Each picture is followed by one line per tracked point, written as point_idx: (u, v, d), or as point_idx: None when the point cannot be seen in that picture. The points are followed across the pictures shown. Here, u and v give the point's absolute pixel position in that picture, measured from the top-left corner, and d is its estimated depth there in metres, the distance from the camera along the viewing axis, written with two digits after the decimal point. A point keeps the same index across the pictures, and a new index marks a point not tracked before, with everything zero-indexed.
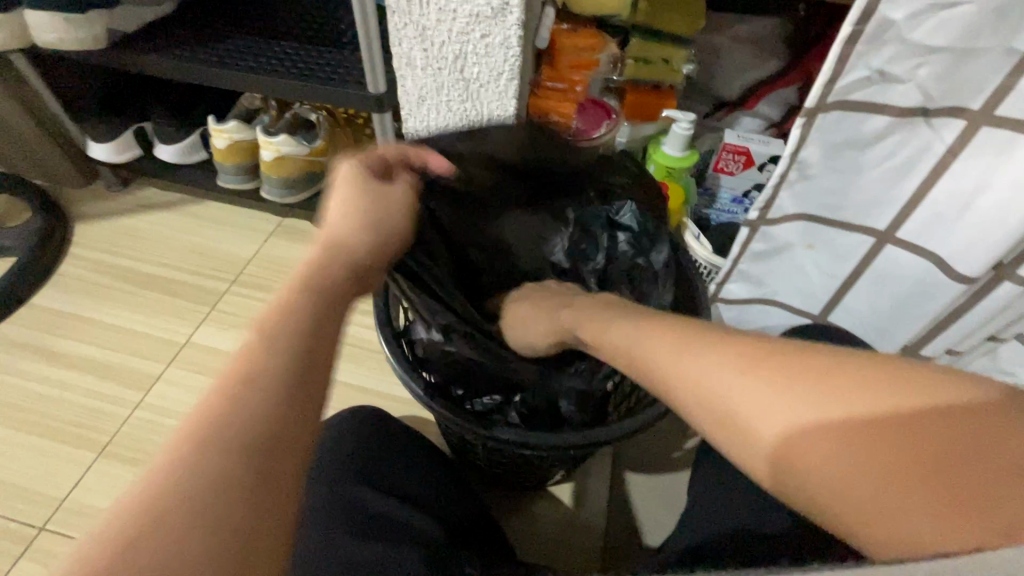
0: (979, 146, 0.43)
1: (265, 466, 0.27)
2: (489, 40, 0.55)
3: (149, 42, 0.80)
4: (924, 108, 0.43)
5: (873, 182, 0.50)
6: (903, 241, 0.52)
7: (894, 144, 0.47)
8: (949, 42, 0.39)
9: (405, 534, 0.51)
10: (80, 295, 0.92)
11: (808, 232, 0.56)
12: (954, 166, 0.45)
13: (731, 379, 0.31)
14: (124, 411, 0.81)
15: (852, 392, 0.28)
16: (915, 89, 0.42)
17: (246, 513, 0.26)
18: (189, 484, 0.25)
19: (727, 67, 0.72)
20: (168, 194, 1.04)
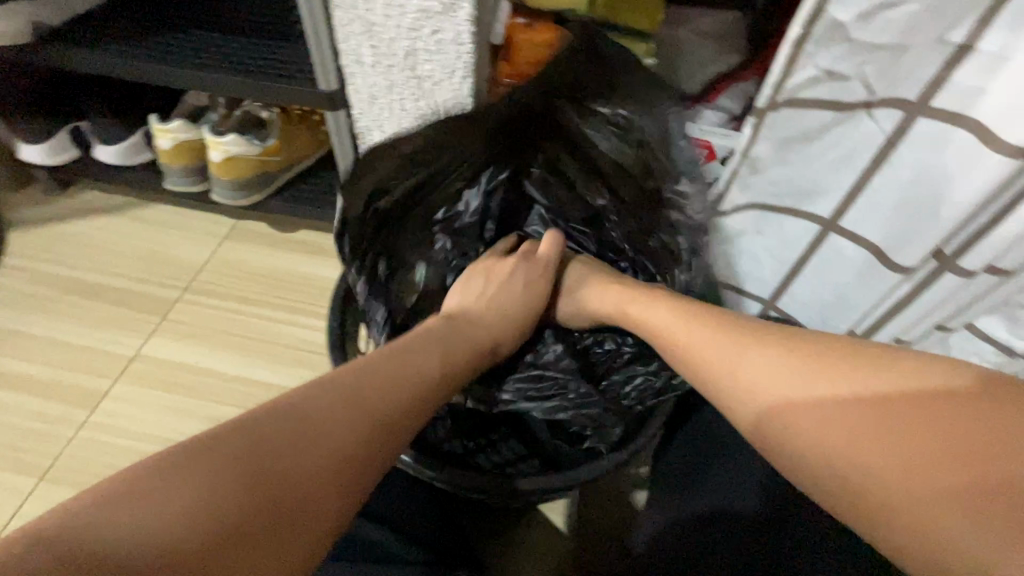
0: (915, 136, 0.47)
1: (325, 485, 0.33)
2: (440, 36, 0.51)
3: (83, 37, 0.75)
4: (868, 102, 0.48)
5: (817, 171, 0.54)
6: (846, 230, 0.55)
7: (838, 136, 0.51)
8: (894, 40, 0.44)
9: (378, 553, 0.49)
10: (14, 309, 0.86)
11: (760, 220, 0.61)
12: (893, 155, 0.49)
13: (772, 367, 0.37)
14: (67, 432, 0.76)
15: (870, 381, 0.33)
16: (860, 83, 0.47)
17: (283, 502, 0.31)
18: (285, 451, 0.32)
19: (689, 61, 0.76)
20: (113, 199, 0.98)
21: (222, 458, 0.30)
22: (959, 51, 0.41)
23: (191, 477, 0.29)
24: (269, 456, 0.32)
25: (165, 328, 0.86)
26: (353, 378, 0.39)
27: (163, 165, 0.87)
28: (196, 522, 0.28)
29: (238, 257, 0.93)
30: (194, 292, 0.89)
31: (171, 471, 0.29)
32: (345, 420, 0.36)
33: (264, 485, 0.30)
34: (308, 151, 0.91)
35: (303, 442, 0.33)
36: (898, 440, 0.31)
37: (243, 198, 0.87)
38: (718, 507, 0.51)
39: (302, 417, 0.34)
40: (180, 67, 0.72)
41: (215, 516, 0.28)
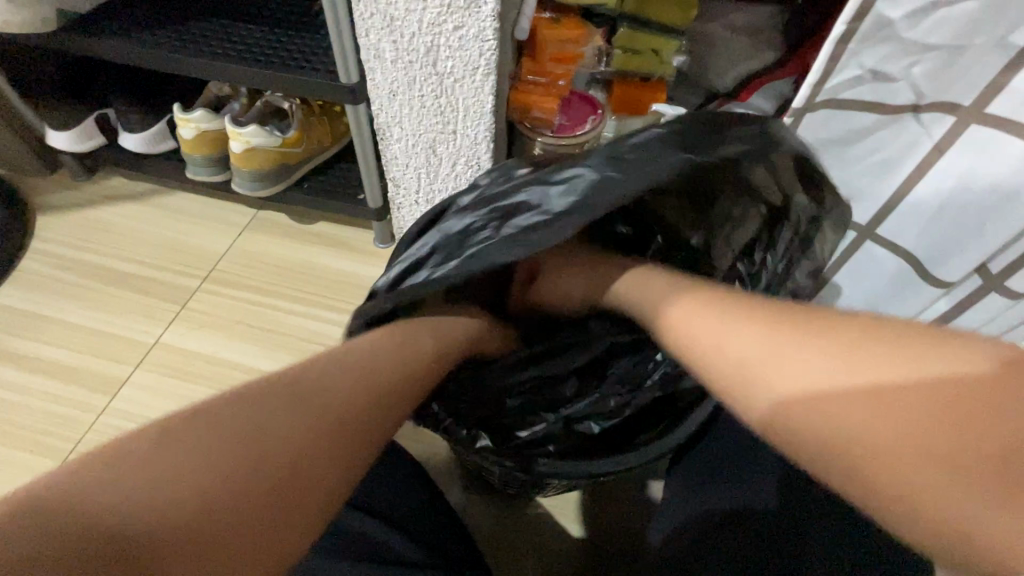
0: (965, 144, 0.43)
1: (293, 482, 0.32)
2: (462, 31, 0.49)
3: (108, 25, 0.75)
4: (915, 106, 0.44)
5: (858, 176, 0.50)
6: (884, 237, 0.53)
7: (883, 139, 0.47)
8: (946, 39, 0.40)
9: (375, 553, 0.49)
10: (41, 293, 0.88)
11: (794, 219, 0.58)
12: (940, 162, 0.45)
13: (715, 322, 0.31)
14: (89, 416, 0.78)
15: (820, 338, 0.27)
16: (907, 88, 0.43)
17: (242, 500, 0.31)
18: (240, 429, 0.32)
19: (721, 57, 0.72)
20: (137, 185, 1.00)
21: (191, 431, 0.32)
22: (1021, 53, 0.38)
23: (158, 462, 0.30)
24: (236, 447, 0.32)
25: (183, 317, 0.86)
26: (304, 380, 0.36)
27: (185, 155, 0.88)
28: (167, 498, 0.29)
29: (256, 247, 0.94)
30: (213, 281, 0.90)
31: (110, 467, 0.29)
32: (307, 421, 0.34)
33: (225, 486, 0.30)
34: (327, 143, 0.91)
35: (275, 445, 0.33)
36: (837, 418, 0.24)
37: (262, 189, 0.87)
38: (735, 508, 0.49)
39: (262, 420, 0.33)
40: (203, 58, 0.71)
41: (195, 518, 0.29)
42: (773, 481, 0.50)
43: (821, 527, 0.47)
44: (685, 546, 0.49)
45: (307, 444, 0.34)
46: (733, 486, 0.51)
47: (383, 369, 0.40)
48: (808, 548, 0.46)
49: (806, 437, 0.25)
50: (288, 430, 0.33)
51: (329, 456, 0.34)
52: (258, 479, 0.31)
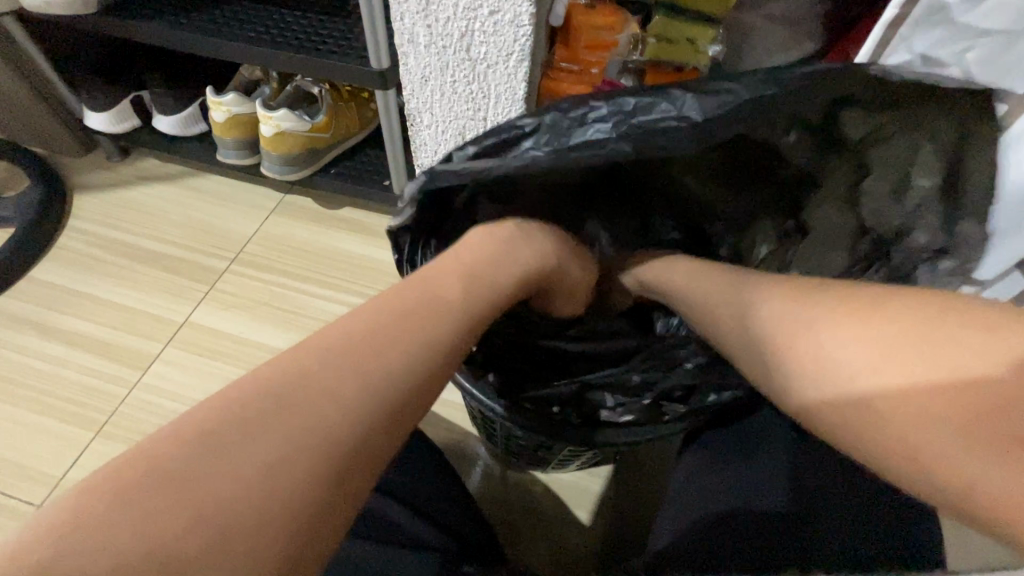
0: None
1: (335, 477, 0.29)
2: (498, 17, 0.49)
3: (145, 8, 0.77)
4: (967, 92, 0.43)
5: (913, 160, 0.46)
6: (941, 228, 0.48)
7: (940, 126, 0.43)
8: (1000, 25, 0.38)
9: (393, 533, 0.49)
10: (76, 270, 0.91)
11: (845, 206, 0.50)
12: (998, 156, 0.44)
13: (815, 322, 0.34)
14: (121, 390, 0.81)
15: (956, 346, 0.29)
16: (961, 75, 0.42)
17: (277, 507, 0.27)
18: (254, 441, 0.28)
19: (758, 49, 0.70)
20: (169, 167, 1.02)
21: (186, 452, 0.27)
22: None
23: (197, 479, 0.26)
24: (247, 472, 0.27)
25: (213, 297, 0.88)
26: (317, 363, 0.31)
27: (217, 137, 0.89)
28: (160, 536, 0.25)
29: (283, 231, 0.95)
30: (241, 263, 0.92)
31: (122, 494, 0.25)
32: (326, 401, 0.30)
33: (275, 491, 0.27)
34: (355, 130, 0.91)
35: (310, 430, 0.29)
36: (903, 399, 0.29)
37: (291, 172, 0.88)
38: (743, 503, 0.48)
39: (296, 402, 0.29)
40: (236, 41, 0.72)
41: (249, 517, 0.26)
42: (783, 477, 0.49)
43: (829, 527, 0.46)
44: (696, 540, 0.47)
45: (336, 424, 0.29)
46: (745, 479, 0.50)
47: (421, 302, 0.36)
48: (814, 540, 0.45)
49: (871, 420, 0.30)
50: (302, 404, 0.29)
51: (363, 432, 0.30)
52: (311, 456, 0.28)
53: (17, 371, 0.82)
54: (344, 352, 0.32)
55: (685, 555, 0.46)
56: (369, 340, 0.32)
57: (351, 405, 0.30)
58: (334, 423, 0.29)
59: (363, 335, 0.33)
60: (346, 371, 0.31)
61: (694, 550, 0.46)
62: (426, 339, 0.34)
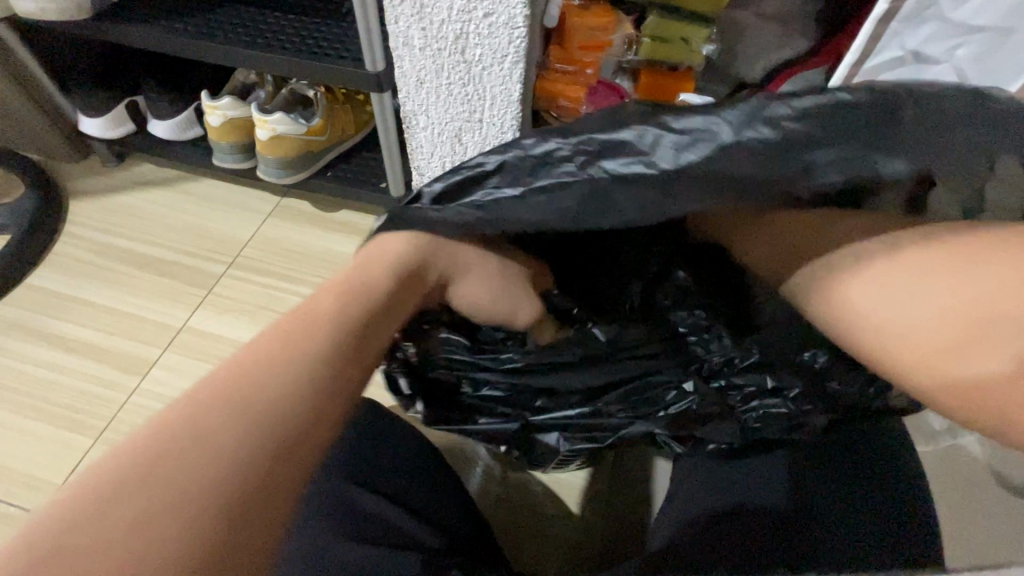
0: None
1: (274, 470, 0.27)
2: (492, 19, 0.49)
3: (139, 13, 0.77)
4: (960, 88, 0.42)
5: None
6: None
7: None
8: (992, 22, 0.39)
9: (397, 535, 0.50)
10: (74, 277, 0.91)
11: None
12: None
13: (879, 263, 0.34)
14: (120, 396, 0.80)
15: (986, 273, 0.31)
16: (951, 70, 0.41)
17: (214, 524, 0.25)
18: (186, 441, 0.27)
19: (752, 46, 0.69)
20: (165, 172, 1.01)
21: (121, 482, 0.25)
22: None
23: (111, 506, 0.25)
24: (182, 481, 0.26)
25: (210, 301, 0.88)
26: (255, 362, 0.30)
27: (212, 142, 0.89)
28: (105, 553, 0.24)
29: (280, 234, 0.95)
30: (238, 267, 0.91)
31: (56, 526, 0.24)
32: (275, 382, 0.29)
33: (194, 514, 0.25)
34: (350, 132, 0.91)
35: (200, 463, 0.26)
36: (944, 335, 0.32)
37: (286, 176, 0.88)
38: (746, 500, 0.49)
39: (235, 396, 0.28)
40: (230, 45, 0.72)
41: (182, 528, 0.25)
42: (784, 473, 0.50)
43: (828, 526, 0.47)
44: (697, 533, 0.48)
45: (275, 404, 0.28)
46: (746, 474, 0.51)
47: (366, 283, 0.35)
48: (816, 539, 0.46)
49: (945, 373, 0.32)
50: (246, 399, 0.28)
51: (293, 428, 0.28)
52: (249, 446, 0.27)
53: (14, 378, 0.81)
54: (283, 343, 0.30)
55: (691, 550, 0.46)
56: (308, 328, 0.31)
57: (285, 384, 0.29)
58: (278, 404, 0.28)
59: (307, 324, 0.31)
60: (275, 372, 0.29)
61: (695, 539, 0.47)
62: (348, 322, 0.32)
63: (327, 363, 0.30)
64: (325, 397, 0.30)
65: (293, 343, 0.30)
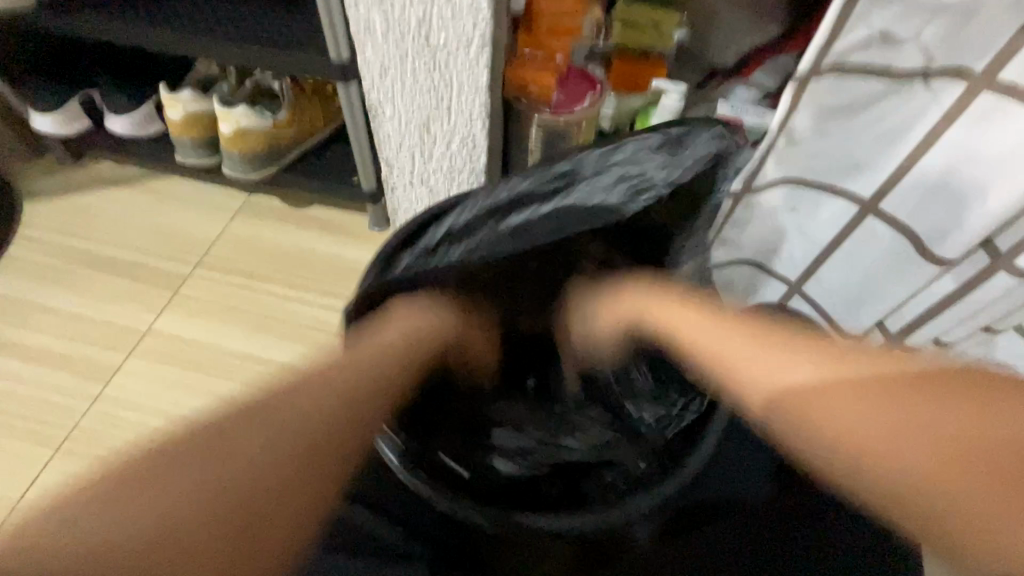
0: (976, 113, 0.39)
1: (315, 453, 0.36)
2: (455, 1, 0.47)
3: (88, 1, 0.73)
4: (925, 71, 0.40)
5: (863, 140, 0.46)
6: (886, 213, 0.48)
7: (890, 106, 0.43)
8: (958, 0, 0.36)
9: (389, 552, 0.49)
10: (29, 281, 0.87)
11: (792, 197, 0.52)
12: (949, 131, 0.41)
13: (805, 374, 0.36)
14: (82, 404, 0.77)
15: (867, 381, 0.34)
16: (919, 54, 0.40)
17: (270, 484, 0.34)
18: (281, 410, 0.36)
19: (723, 33, 0.70)
20: (126, 170, 0.97)
21: (216, 438, 0.34)
22: None
23: (201, 458, 0.33)
24: (258, 451, 0.34)
25: (176, 304, 0.85)
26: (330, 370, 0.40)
27: (174, 137, 0.85)
28: (186, 499, 0.31)
29: (248, 232, 0.92)
30: (205, 268, 0.88)
31: (153, 474, 0.32)
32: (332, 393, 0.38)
33: (269, 468, 0.34)
34: (320, 125, 0.88)
35: (280, 429, 0.35)
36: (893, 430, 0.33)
37: (253, 172, 0.85)
38: (734, 500, 0.52)
39: (299, 394, 0.37)
40: (186, 34, 0.69)
41: (242, 492, 0.33)
42: (767, 472, 0.54)
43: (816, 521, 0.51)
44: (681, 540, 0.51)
45: (325, 408, 0.38)
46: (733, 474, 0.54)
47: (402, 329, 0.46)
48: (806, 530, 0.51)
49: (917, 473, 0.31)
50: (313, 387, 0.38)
51: (344, 420, 0.38)
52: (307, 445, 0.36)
53: None
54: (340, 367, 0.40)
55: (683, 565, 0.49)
56: (361, 355, 0.42)
57: (334, 399, 0.38)
58: (324, 412, 0.37)
59: (351, 361, 0.41)
60: (337, 371, 0.40)
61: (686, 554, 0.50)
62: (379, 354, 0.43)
63: (367, 390, 0.40)
64: (352, 404, 0.39)
65: (342, 367, 0.40)
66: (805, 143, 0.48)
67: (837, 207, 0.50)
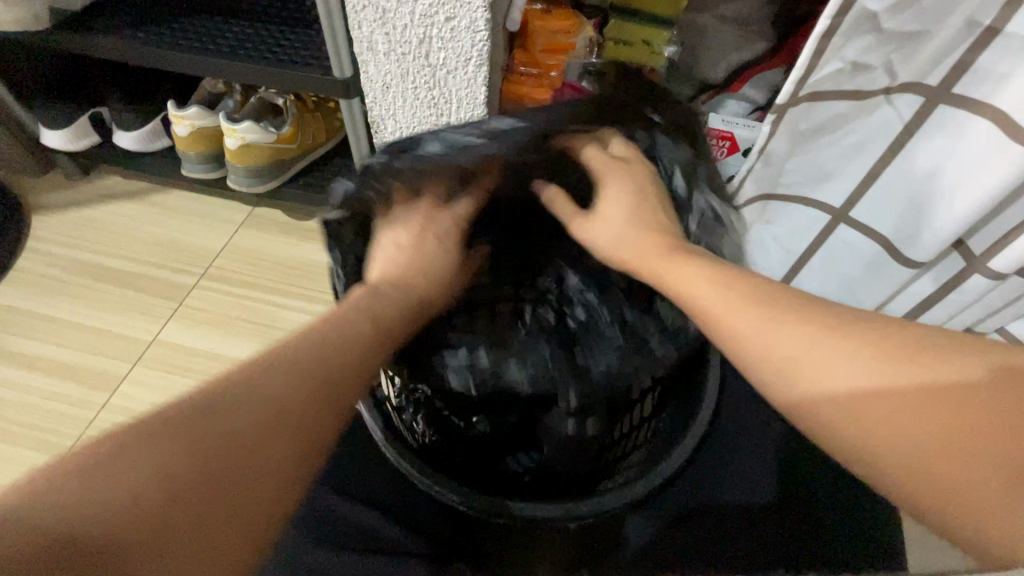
0: (935, 122, 0.41)
1: (277, 447, 0.28)
2: (453, 23, 0.50)
3: (100, 23, 0.76)
4: (887, 89, 0.43)
5: (832, 157, 0.48)
6: (857, 222, 0.50)
7: (858, 125, 0.46)
8: (921, 27, 0.38)
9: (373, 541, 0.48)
10: (38, 292, 0.88)
11: (768, 208, 0.55)
12: (912, 143, 0.43)
13: (822, 350, 0.30)
14: (88, 413, 0.78)
15: (916, 362, 0.29)
16: (885, 75, 0.42)
17: (221, 486, 0.26)
18: (243, 388, 0.29)
19: (714, 49, 0.72)
20: (133, 184, 1.00)
21: (152, 441, 0.26)
22: (986, 34, 0.36)
23: (134, 456, 0.26)
24: (205, 454, 0.26)
25: (182, 314, 0.87)
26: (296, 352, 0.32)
27: (180, 152, 0.88)
28: (124, 507, 0.24)
29: (252, 244, 0.94)
30: (210, 279, 0.90)
31: (102, 462, 0.25)
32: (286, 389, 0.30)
33: (223, 462, 0.27)
34: (322, 139, 0.91)
35: (229, 446, 0.27)
36: (922, 437, 0.28)
37: (258, 185, 0.87)
38: (730, 499, 0.50)
39: (254, 393, 0.29)
40: (195, 54, 0.71)
41: (202, 481, 0.26)
42: (767, 465, 0.52)
43: (812, 516, 0.49)
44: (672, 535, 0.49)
45: (287, 397, 0.29)
46: (735, 468, 0.51)
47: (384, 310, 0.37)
48: (803, 527, 0.49)
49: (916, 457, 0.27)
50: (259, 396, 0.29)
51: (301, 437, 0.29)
52: (266, 448, 0.28)
53: None
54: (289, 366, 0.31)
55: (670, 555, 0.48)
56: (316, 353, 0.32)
57: (292, 390, 0.30)
58: (293, 396, 0.29)
59: (312, 348, 0.32)
60: (291, 379, 0.30)
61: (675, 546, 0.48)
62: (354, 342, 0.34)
63: (350, 363, 0.33)
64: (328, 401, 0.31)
65: (303, 360, 0.31)
66: (780, 163, 0.51)
67: (809, 216, 0.53)
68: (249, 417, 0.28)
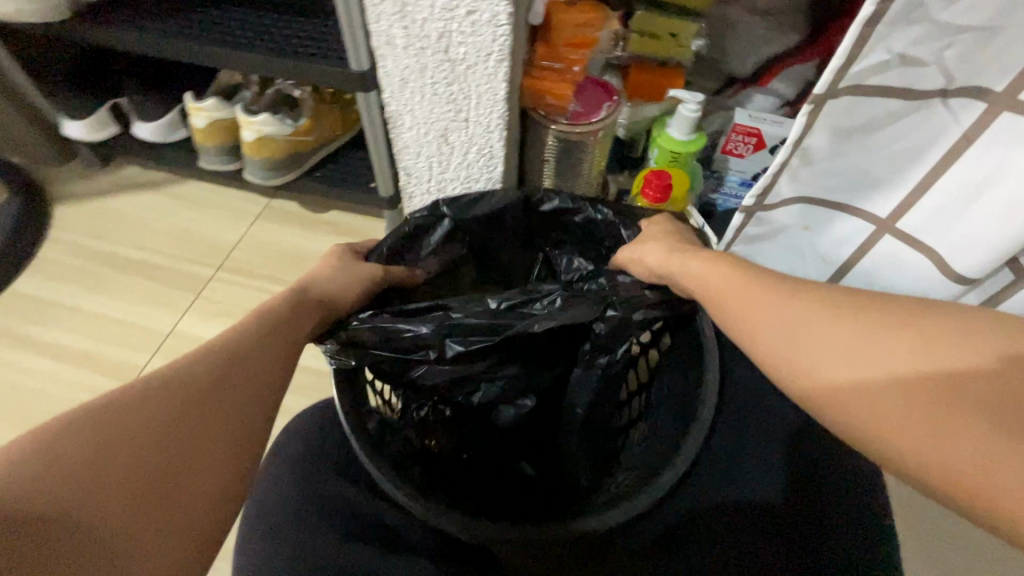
0: (997, 132, 0.37)
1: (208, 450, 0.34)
2: (475, 17, 0.48)
3: (119, 14, 0.75)
4: (943, 90, 0.38)
5: (875, 161, 0.44)
6: (902, 234, 0.46)
7: (905, 126, 0.41)
8: (981, 22, 0.34)
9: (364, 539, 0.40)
10: (60, 282, 0.90)
11: (807, 213, 0.51)
12: (969, 151, 0.39)
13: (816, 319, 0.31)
14: None
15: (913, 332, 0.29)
16: (937, 72, 0.37)
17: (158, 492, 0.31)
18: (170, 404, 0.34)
19: (742, 41, 0.69)
20: (152, 174, 1.00)
21: (96, 453, 0.30)
22: None
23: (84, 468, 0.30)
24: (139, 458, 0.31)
25: (199, 306, 0.87)
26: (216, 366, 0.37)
27: (198, 143, 0.88)
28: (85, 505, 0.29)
29: (268, 236, 0.94)
30: (227, 271, 0.90)
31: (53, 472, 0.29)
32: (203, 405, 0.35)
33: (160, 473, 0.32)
34: (339, 130, 0.90)
35: (164, 451, 0.32)
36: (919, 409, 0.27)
37: (274, 177, 0.87)
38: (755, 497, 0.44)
39: (178, 407, 0.34)
40: (211, 45, 0.71)
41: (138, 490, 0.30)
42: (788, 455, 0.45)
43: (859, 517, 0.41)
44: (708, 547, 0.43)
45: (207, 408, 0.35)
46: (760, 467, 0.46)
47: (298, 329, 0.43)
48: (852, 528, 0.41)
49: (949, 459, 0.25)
50: (185, 407, 0.34)
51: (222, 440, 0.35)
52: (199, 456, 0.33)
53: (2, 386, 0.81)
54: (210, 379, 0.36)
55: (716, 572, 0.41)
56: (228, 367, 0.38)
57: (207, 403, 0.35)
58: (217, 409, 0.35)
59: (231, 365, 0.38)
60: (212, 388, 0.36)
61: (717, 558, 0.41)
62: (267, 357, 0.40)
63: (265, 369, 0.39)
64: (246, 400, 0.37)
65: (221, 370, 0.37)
66: (820, 160, 0.46)
67: (853, 223, 0.49)
68: (177, 427, 0.33)
